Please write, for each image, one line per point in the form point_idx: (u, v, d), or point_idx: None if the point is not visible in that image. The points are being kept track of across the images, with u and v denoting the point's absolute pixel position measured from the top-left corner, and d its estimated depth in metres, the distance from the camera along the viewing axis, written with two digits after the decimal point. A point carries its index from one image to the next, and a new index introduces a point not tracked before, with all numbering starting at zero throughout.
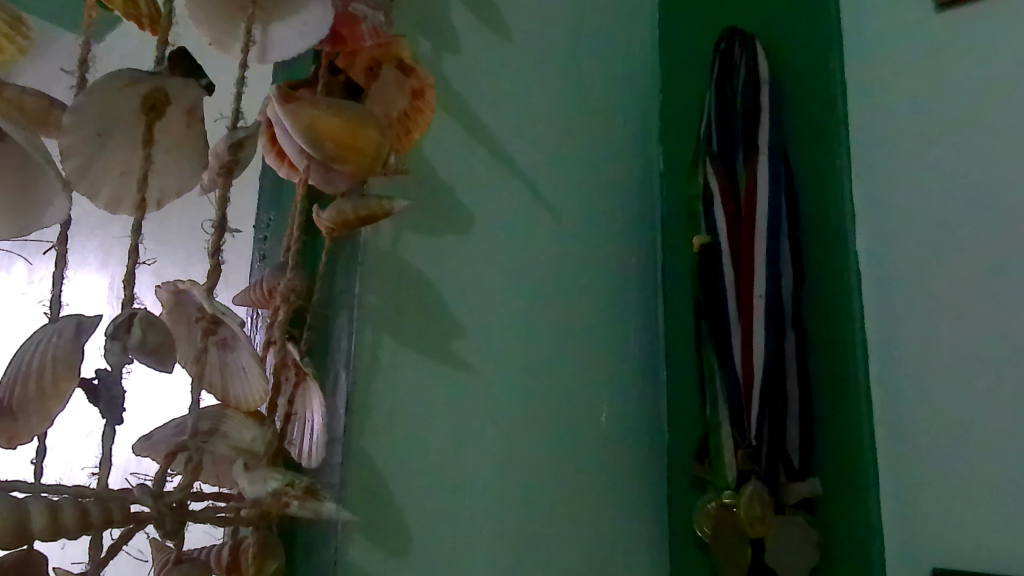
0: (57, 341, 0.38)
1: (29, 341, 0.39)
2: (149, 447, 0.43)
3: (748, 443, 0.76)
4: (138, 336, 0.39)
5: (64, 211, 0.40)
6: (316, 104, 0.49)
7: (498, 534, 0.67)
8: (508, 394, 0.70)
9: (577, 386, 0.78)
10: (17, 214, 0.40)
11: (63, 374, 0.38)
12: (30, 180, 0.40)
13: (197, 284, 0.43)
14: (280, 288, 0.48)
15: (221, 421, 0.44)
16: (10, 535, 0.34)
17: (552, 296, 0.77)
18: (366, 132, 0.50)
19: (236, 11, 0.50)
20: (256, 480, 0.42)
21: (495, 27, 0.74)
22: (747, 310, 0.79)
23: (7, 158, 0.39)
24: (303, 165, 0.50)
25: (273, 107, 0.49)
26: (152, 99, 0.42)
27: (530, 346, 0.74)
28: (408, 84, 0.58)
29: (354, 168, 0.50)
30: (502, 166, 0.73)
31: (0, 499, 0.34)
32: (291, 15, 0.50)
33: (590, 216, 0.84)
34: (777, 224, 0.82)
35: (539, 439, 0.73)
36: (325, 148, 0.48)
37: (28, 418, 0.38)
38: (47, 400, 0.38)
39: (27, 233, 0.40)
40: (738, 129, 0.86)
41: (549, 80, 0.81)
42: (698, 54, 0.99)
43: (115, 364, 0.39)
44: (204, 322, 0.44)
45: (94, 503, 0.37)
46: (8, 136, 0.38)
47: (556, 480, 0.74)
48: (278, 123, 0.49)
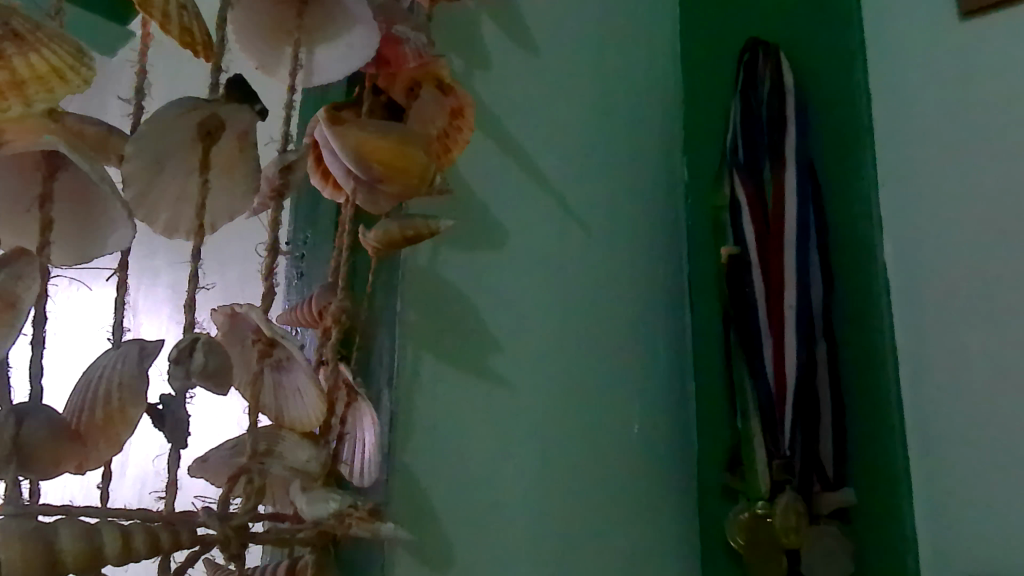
0: (122, 366, 0.39)
1: (95, 365, 0.40)
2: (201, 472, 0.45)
3: (781, 454, 0.76)
4: (199, 361, 0.40)
5: (128, 237, 0.40)
6: (362, 126, 0.49)
7: (535, 547, 0.67)
8: (541, 406, 0.71)
9: (610, 396, 0.79)
10: (80, 240, 0.40)
11: (130, 400, 0.39)
12: (92, 208, 0.40)
13: (254, 307, 0.43)
14: (331, 309, 0.48)
15: (277, 441, 0.44)
16: (86, 562, 0.34)
17: (582, 308, 0.77)
18: (410, 152, 0.50)
19: (282, 36, 0.51)
20: (315, 501, 0.43)
21: (524, 43, 0.75)
22: (778, 319, 0.79)
23: (68, 188, 0.40)
24: (349, 186, 0.50)
25: (321, 130, 0.49)
26: (207, 125, 0.43)
27: (562, 358, 0.74)
28: (446, 103, 0.58)
29: (400, 189, 0.50)
30: (534, 181, 0.74)
31: (75, 524, 0.35)
32: (336, 39, 0.51)
33: (618, 228, 0.84)
34: (806, 234, 0.82)
35: (574, 451, 0.73)
36: (372, 169, 0.49)
37: (97, 444, 0.38)
38: (115, 426, 0.39)
39: (90, 259, 0.41)
40: (764, 140, 0.86)
41: (578, 94, 0.82)
42: (720, 64, 0.99)
43: (179, 390, 0.39)
44: (259, 344, 0.44)
45: (163, 527, 0.37)
46: (72, 164, 0.39)
47: (592, 491, 0.74)
48: (324, 145, 0.50)
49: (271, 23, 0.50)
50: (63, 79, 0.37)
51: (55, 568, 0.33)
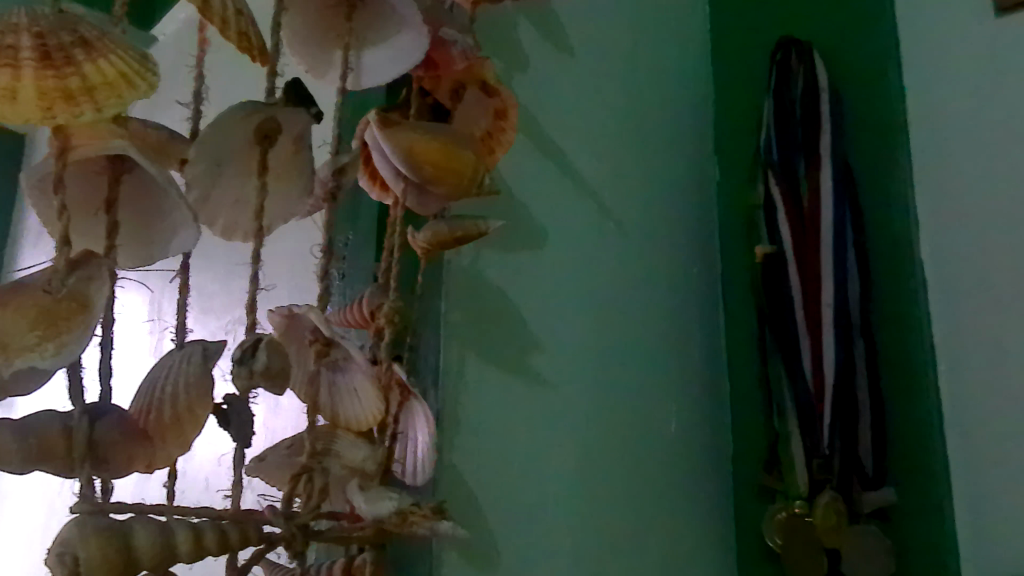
0: (188, 367, 0.39)
1: (160, 366, 0.40)
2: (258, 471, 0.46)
3: (821, 453, 0.76)
4: (262, 361, 0.40)
5: (191, 240, 0.40)
6: (414, 128, 0.49)
7: (577, 546, 0.67)
8: (581, 406, 0.71)
9: (648, 395, 0.79)
10: (143, 243, 0.41)
11: (197, 400, 0.39)
12: (156, 211, 0.41)
13: (312, 308, 0.44)
14: (384, 309, 0.48)
15: (333, 441, 0.45)
16: (160, 559, 0.35)
17: (620, 308, 0.77)
18: (460, 154, 0.50)
19: (332, 40, 0.51)
20: (374, 499, 0.43)
21: (558, 44, 0.75)
22: (815, 317, 0.79)
23: (134, 190, 0.40)
24: (399, 189, 0.51)
25: (371, 132, 0.50)
26: (264, 128, 0.43)
27: (601, 357, 0.74)
28: (490, 104, 0.58)
29: (449, 190, 0.50)
30: (572, 182, 0.74)
31: (148, 523, 0.36)
32: (384, 42, 0.51)
33: (654, 227, 0.84)
34: (843, 233, 0.81)
35: (614, 450, 0.73)
36: (422, 171, 0.49)
37: (166, 445, 0.39)
38: (184, 426, 0.39)
39: (152, 263, 0.41)
40: (798, 139, 0.86)
41: (613, 94, 0.82)
42: (750, 61, 0.99)
43: (243, 390, 0.40)
44: (316, 345, 0.45)
45: (231, 525, 0.38)
46: (138, 167, 0.39)
47: (631, 491, 0.74)
48: (375, 147, 0.50)
49: (322, 27, 0.51)
50: (133, 84, 0.37)
51: (129, 565, 0.34)
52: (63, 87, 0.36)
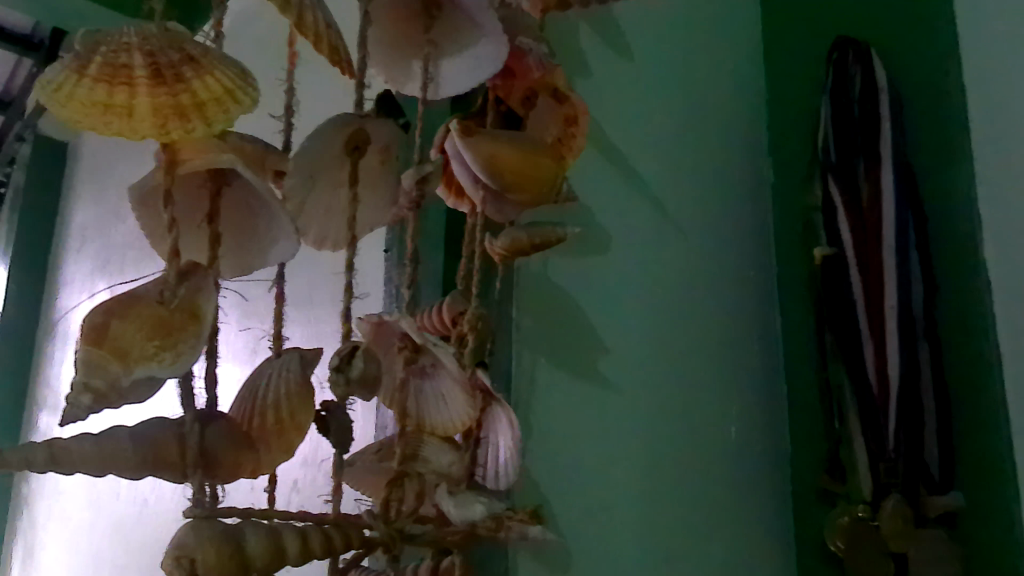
0: (287, 375, 0.41)
1: (260, 373, 0.42)
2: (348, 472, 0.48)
3: (887, 457, 0.76)
4: (359, 367, 0.41)
5: (289, 250, 0.42)
6: (495, 136, 0.50)
7: (644, 549, 0.67)
8: (644, 410, 0.71)
9: (709, 398, 0.79)
10: (242, 253, 0.42)
11: (299, 407, 0.40)
12: (254, 223, 0.42)
13: (404, 315, 0.44)
14: (468, 316, 0.49)
15: (420, 446, 0.47)
16: (273, 561, 0.36)
17: (681, 313, 0.77)
18: (540, 162, 0.51)
19: (412, 50, 0.52)
20: (463, 504, 0.44)
21: (618, 48, 0.76)
22: (878, 320, 0.79)
23: (234, 203, 0.41)
24: (478, 197, 0.52)
25: (452, 141, 0.50)
26: (355, 139, 0.44)
27: (663, 361, 0.74)
28: (560, 111, 0.58)
29: (528, 198, 0.51)
30: (633, 186, 0.75)
31: (259, 527, 0.37)
32: (463, 52, 0.52)
33: (711, 228, 0.84)
34: (906, 235, 0.80)
35: (677, 455, 0.73)
36: (502, 179, 0.50)
37: (270, 450, 0.40)
38: (286, 432, 0.40)
39: (250, 272, 0.42)
40: (858, 139, 0.85)
41: (672, 97, 0.82)
42: (805, 61, 0.98)
43: (342, 397, 0.41)
44: (404, 352, 0.46)
45: (335, 529, 0.39)
46: (240, 180, 0.40)
47: (694, 495, 0.74)
48: (455, 156, 0.51)
49: (402, 38, 0.52)
50: (236, 99, 0.38)
51: (244, 567, 0.35)
52: (175, 103, 0.37)
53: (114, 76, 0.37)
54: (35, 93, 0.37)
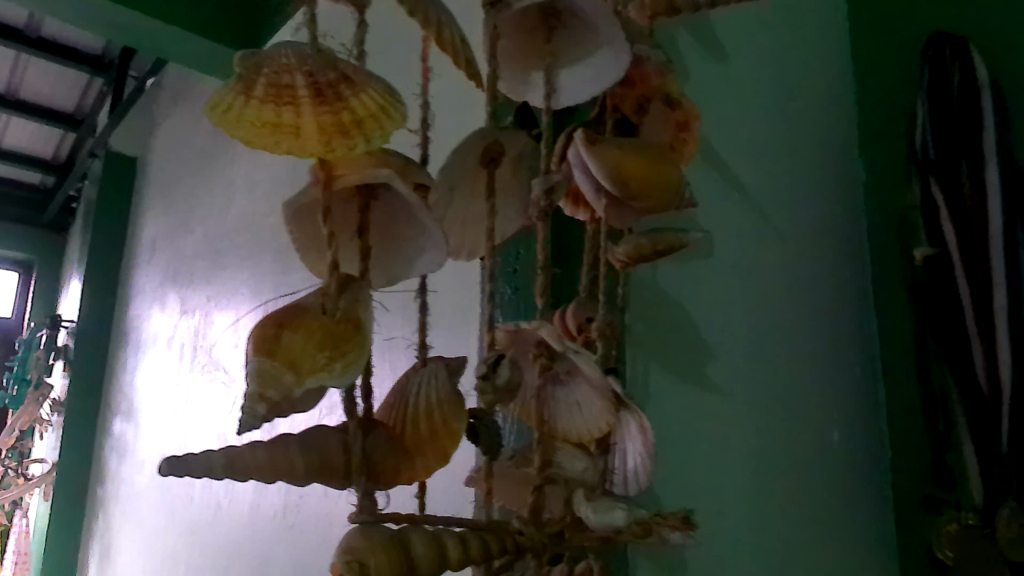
0: (437, 383, 0.42)
1: (410, 382, 0.43)
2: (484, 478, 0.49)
3: (999, 462, 0.74)
4: (504, 374, 0.42)
5: (434, 261, 0.42)
6: (619, 144, 0.51)
7: (754, 556, 0.67)
8: (751, 416, 0.71)
9: (812, 402, 0.78)
10: (388, 264, 0.43)
11: (452, 414, 0.41)
12: (400, 234, 0.43)
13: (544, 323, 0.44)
14: (597, 323, 0.49)
15: (555, 453, 0.48)
16: (438, 565, 0.37)
17: (783, 316, 0.77)
18: (662, 167, 0.51)
19: (534, 61, 0.53)
20: (606, 512, 0.43)
21: (716, 52, 0.76)
22: (987, 322, 0.77)
23: (381, 215, 0.42)
24: (600, 205, 0.52)
25: (576, 151, 0.51)
26: (491, 150, 0.45)
27: (768, 366, 0.74)
28: (673, 117, 0.58)
29: (650, 205, 0.51)
30: (734, 190, 0.75)
31: (423, 532, 0.38)
32: (584, 62, 0.53)
33: (809, 231, 0.83)
34: (1015, 234, 0.77)
35: (784, 461, 0.72)
36: (627, 187, 0.50)
37: (424, 456, 0.41)
38: (438, 439, 0.41)
39: (394, 282, 0.43)
40: (960, 137, 0.83)
41: (767, 99, 0.81)
42: (898, 57, 0.96)
43: (489, 404, 0.42)
44: (540, 361, 0.46)
45: (490, 534, 0.40)
46: (390, 192, 0.41)
47: (801, 502, 0.73)
48: (577, 165, 0.52)
49: (525, 49, 0.53)
50: (389, 114, 0.39)
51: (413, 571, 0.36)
52: (336, 121, 0.38)
53: (279, 97, 0.38)
54: (205, 116, 0.39)
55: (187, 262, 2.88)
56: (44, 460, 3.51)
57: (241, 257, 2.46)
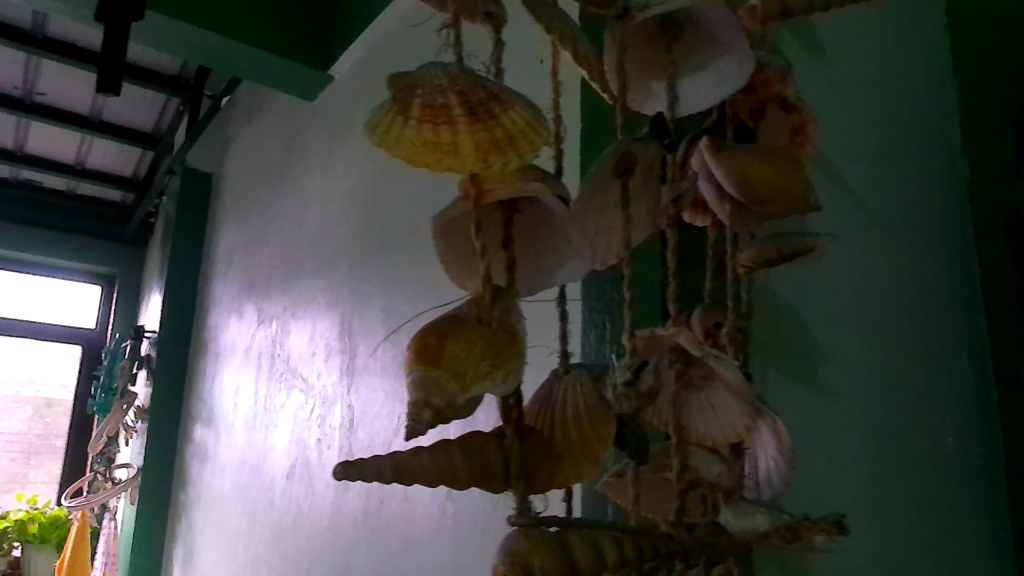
0: (581, 391, 0.43)
1: (555, 391, 0.44)
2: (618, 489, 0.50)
3: None
4: (647, 380, 0.44)
5: (576, 271, 0.44)
6: (745, 150, 0.51)
7: (874, 563, 0.66)
8: (865, 420, 0.70)
9: (926, 406, 0.76)
10: (530, 274, 0.44)
11: (600, 420, 0.42)
12: (542, 245, 0.44)
13: (680, 330, 0.46)
14: (726, 329, 0.50)
15: (691, 458, 0.48)
16: (596, 568, 0.38)
17: (894, 319, 0.75)
18: (790, 171, 0.51)
19: (655, 72, 0.54)
20: (746, 515, 0.44)
21: (818, 55, 0.76)
22: None
23: (524, 228, 0.44)
24: (725, 210, 0.52)
25: (701, 158, 0.52)
26: (623, 162, 0.46)
27: (880, 370, 0.72)
28: (789, 121, 0.58)
29: (776, 210, 0.51)
30: (840, 193, 0.74)
31: (580, 536, 0.39)
32: (707, 69, 0.53)
33: (916, 230, 0.81)
34: None
35: (900, 466, 0.71)
36: (754, 192, 0.50)
37: (573, 463, 0.41)
38: (586, 446, 0.42)
39: (536, 293, 0.45)
40: None
41: (870, 100, 0.80)
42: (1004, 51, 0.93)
43: (635, 408, 0.44)
44: (675, 367, 0.47)
45: (638, 540, 0.41)
46: (537, 205, 0.43)
47: (921, 508, 0.71)
48: (702, 172, 0.52)
49: (646, 61, 0.54)
50: (538, 131, 0.40)
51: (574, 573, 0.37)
52: (492, 140, 0.40)
53: (435, 117, 0.40)
54: (366, 136, 0.41)
55: (263, 273, 2.97)
56: (130, 466, 3.66)
57: (316, 268, 2.53)
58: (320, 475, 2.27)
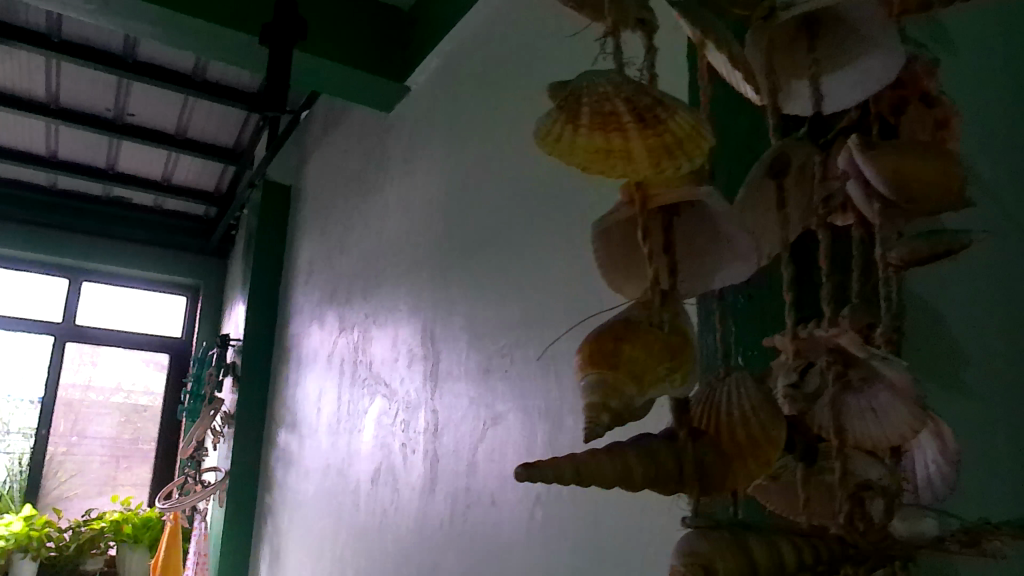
0: (746, 394, 0.43)
1: (718, 393, 0.45)
2: (782, 494, 0.53)
3: None
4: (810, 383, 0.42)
5: (738, 274, 0.44)
6: (895, 146, 0.50)
7: None
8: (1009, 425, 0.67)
9: None
10: (690, 274, 0.45)
11: (769, 421, 0.42)
12: (702, 245, 0.45)
13: (841, 332, 0.46)
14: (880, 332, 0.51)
15: (850, 460, 0.47)
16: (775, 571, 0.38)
17: None
18: (943, 166, 0.49)
19: (799, 68, 0.56)
20: (914, 522, 0.44)
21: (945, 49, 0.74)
22: None
23: (683, 231, 0.45)
24: (872, 209, 0.52)
25: (850, 156, 0.51)
26: (777, 163, 0.46)
27: None
28: (933, 115, 0.55)
29: (926, 207, 0.50)
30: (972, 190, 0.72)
31: (758, 538, 0.39)
32: (851, 64, 0.53)
33: None
34: None
35: None
36: (905, 190, 0.49)
37: (741, 469, 0.41)
38: (757, 450, 0.41)
39: (695, 293, 0.45)
40: None
41: (1003, 92, 0.78)
42: None
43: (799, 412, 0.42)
44: (834, 368, 0.48)
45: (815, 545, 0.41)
46: (696, 204, 0.44)
47: None
48: (851, 171, 0.52)
49: (788, 60, 0.55)
50: (702, 139, 0.41)
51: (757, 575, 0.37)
52: (661, 145, 0.41)
53: (606, 123, 0.41)
54: (536, 144, 0.43)
55: (344, 281, 3.04)
56: (217, 469, 3.79)
57: (397, 275, 2.58)
58: (406, 479, 2.31)
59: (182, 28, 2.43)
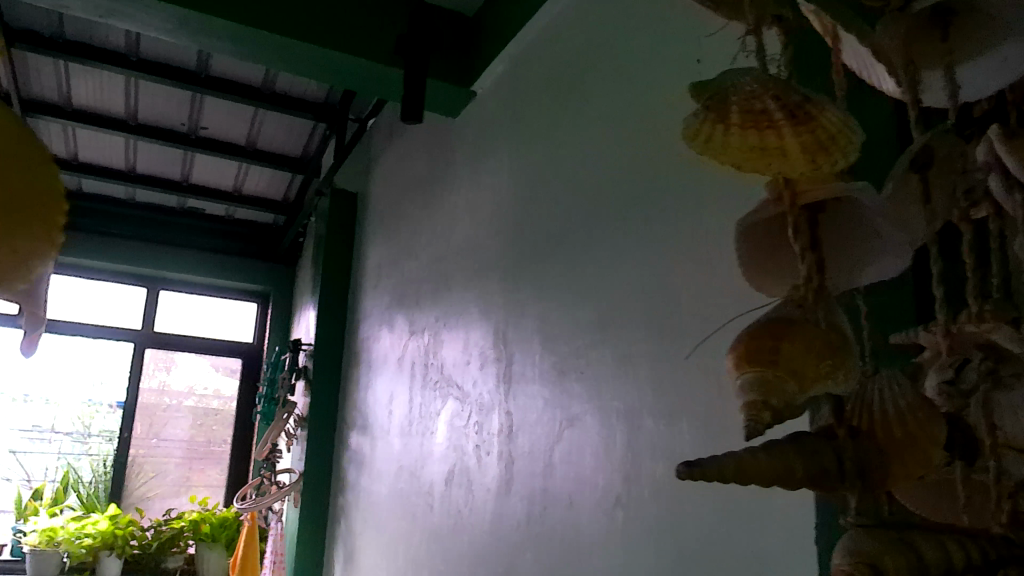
0: (902, 393, 0.50)
1: (874, 389, 0.51)
2: (940, 497, 0.57)
3: None
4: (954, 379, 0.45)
5: (888, 265, 0.57)
6: None
7: None
8: None
9: None
10: (847, 262, 0.58)
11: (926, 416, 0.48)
12: (851, 235, 0.57)
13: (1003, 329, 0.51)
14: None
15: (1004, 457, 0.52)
16: None
17: None
18: None
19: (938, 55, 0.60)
20: None
21: None
22: None
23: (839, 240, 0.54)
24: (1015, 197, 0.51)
25: (991, 146, 0.51)
26: None
27: None
28: None
29: None
30: None
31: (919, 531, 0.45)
32: (989, 52, 0.58)
33: None
34: None
35: None
36: None
37: (902, 458, 0.47)
38: (915, 439, 0.47)
39: (851, 279, 0.58)
40: None
41: None
42: None
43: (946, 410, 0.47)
44: (986, 363, 0.53)
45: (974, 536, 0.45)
46: (848, 204, 0.56)
47: None
48: (992, 162, 0.51)
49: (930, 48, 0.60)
50: (844, 150, 0.51)
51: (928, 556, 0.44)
52: (806, 142, 0.51)
53: (757, 120, 0.52)
54: (696, 144, 0.54)
55: (412, 286, 3.09)
56: (290, 470, 3.89)
57: (466, 278, 2.61)
58: (480, 481, 2.32)
59: (257, 43, 2.52)
